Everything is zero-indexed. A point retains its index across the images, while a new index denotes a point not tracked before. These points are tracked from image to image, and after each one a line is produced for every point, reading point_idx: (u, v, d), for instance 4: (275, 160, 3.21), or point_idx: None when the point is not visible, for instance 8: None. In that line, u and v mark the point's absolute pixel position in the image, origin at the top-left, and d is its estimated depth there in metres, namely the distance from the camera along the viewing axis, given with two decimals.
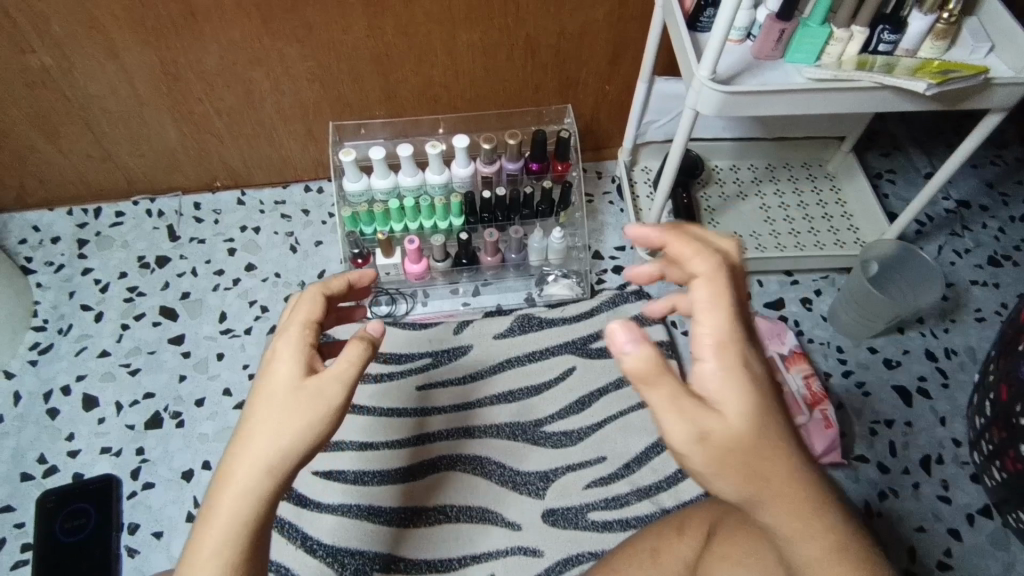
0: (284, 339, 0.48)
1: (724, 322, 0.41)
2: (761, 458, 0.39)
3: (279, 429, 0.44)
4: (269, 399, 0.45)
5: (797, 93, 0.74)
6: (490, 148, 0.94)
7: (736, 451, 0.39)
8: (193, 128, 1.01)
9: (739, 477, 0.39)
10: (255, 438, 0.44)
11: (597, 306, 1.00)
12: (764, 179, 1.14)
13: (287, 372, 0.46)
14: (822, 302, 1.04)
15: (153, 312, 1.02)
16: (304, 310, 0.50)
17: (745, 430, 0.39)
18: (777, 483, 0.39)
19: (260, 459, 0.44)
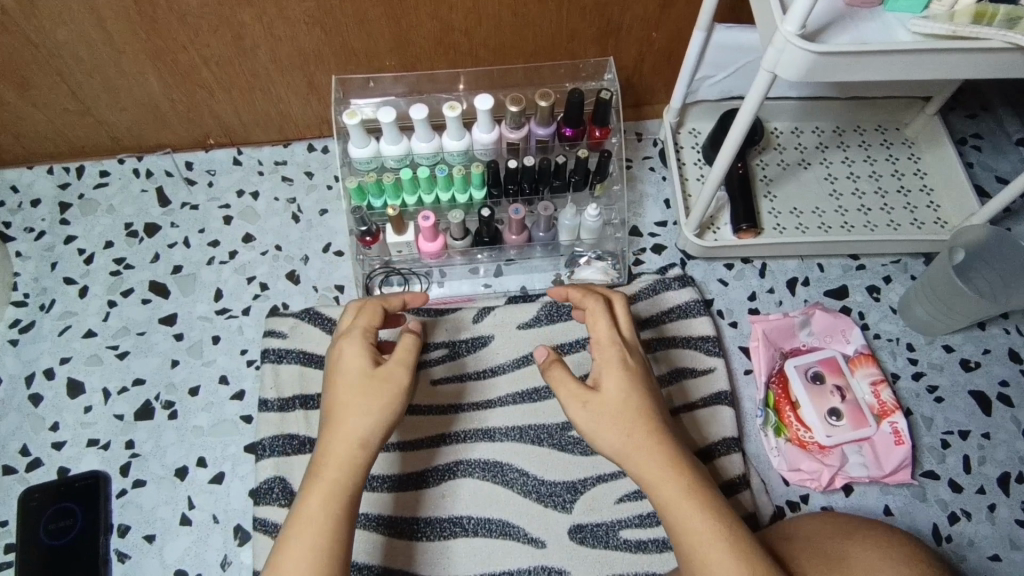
0: (350, 337, 0.66)
1: (609, 334, 0.63)
2: (627, 421, 0.60)
3: (362, 400, 0.63)
4: (347, 380, 0.64)
5: (903, 53, 0.59)
6: (517, 112, 0.80)
7: (607, 415, 0.60)
8: (179, 79, 0.87)
9: (610, 433, 0.60)
10: (345, 406, 0.62)
11: (635, 296, 0.88)
12: (830, 146, 0.99)
13: (356, 361, 0.65)
14: (891, 292, 0.91)
15: (143, 287, 0.92)
16: (362, 316, 0.68)
17: (615, 399, 0.60)
18: (640, 440, 0.59)
19: (351, 422, 0.62)
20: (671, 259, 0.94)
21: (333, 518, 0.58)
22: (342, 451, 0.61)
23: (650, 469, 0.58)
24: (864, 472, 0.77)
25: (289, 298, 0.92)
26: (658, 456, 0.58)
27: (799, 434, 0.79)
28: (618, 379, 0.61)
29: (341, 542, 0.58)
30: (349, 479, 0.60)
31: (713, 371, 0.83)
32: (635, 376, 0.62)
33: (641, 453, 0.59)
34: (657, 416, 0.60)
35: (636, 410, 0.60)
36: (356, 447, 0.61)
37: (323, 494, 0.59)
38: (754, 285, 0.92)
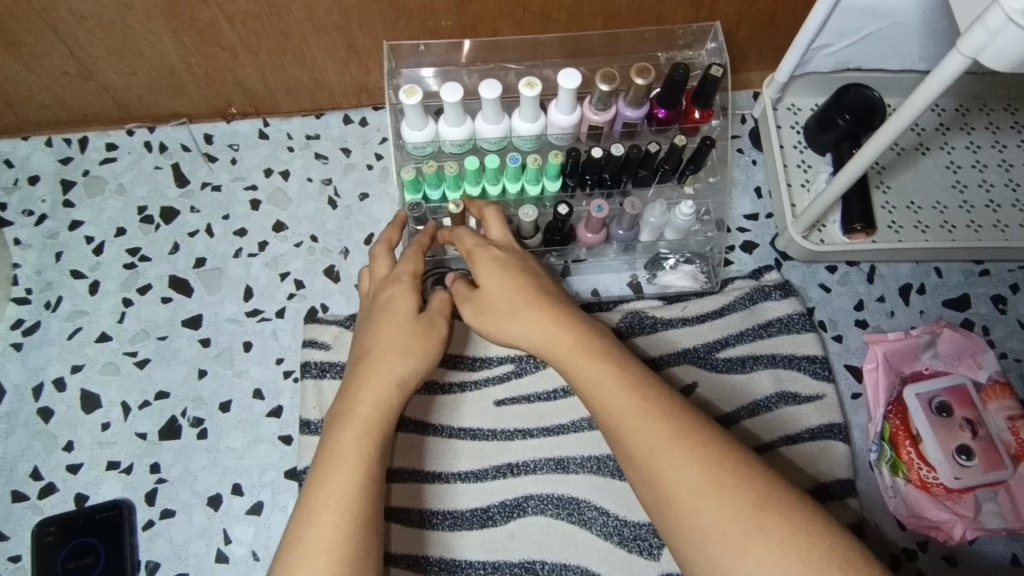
0: (397, 286, 0.59)
1: (465, 236, 0.61)
2: (503, 298, 0.56)
3: (407, 349, 0.56)
4: (389, 330, 0.56)
5: None
6: (608, 91, 0.67)
7: (489, 304, 0.56)
8: (198, 39, 0.73)
9: (498, 321, 0.56)
10: (387, 359, 0.55)
11: (728, 305, 0.77)
12: (953, 128, 0.85)
13: (403, 312, 0.57)
14: (1020, 303, 0.79)
15: (161, 283, 0.80)
16: (407, 264, 0.60)
17: (489, 282, 0.57)
18: (531, 324, 0.55)
19: (388, 372, 0.55)
20: (765, 260, 0.81)
21: (368, 463, 0.51)
22: (379, 394, 0.54)
23: (555, 355, 0.54)
24: (999, 523, 0.67)
25: (328, 298, 0.80)
26: (541, 327, 0.54)
27: (921, 475, 0.69)
28: (487, 267, 0.58)
29: (373, 500, 0.50)
30: (384, 427, 0.53)
31: (822, 398, 0.72)
32: (506, 264, 0.58)
33: (533, 334, 0.55)
34: (537, 288, 0.56)
35: (512, 291, 0.56)
36: (388, 397, 0.54)
37: (353, 446, 0.52)
38: (862, 292, 0.79)
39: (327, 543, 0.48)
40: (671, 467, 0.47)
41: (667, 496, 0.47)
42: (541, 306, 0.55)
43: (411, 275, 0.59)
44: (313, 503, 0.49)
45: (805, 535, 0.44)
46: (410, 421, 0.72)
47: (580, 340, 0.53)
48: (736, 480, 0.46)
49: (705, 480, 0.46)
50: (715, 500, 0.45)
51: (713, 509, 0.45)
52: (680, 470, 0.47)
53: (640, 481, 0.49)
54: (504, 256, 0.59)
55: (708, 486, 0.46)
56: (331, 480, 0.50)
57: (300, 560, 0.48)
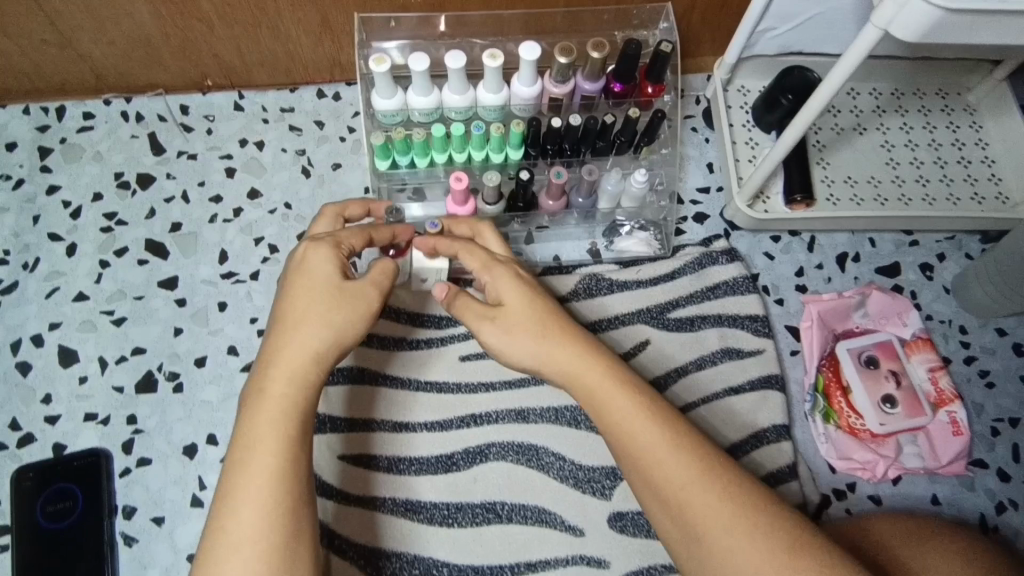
0: (318, 248, 0.59)
1: (478, 250, 0.62)
2: (533, 326, 0.59)
3: (326, 322, 0.56)
4: (308, 296, 0.57)
5: None
6: (565, 64, 0.72)
7: (518, 328, 0.59)
8: (176, 9, 0.76)
9: (528, 345, 0.58)
10: (304, 326, 0.56)
11: (678, 269, 0.82)
12: (888, 110, 0.91)
13: (323, 276, 0.58)
14: (945, 270, 0.86)
15: (138, 246, 0.83)
16: (348, 232, 0.61)
17: (516, 307, 0.59)
18: (564, 353, 0.57)
19: (306, 340, 0.55)
20: (714, 229, 0.87)
21: (292, 438, 0.52)
22: (295, 368, 0.55)
23: (582, 382, 0.57)
24: (918, 463, 0.75)
25: None
26: (572, 355, 0.57)
27: (850, 421, 0.76)
28: (513, 290, 0.60)
29: (298, 475, 0.52)
30: (304, 404, 0.54)
31: (762, 353, 0.78)
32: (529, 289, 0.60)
33: (563, 361, 0.58)
34: (564, 319, 0.60)
35: (544, 320, 0.59)
36: (305, 372, 0.55)
37: (271, 422, 0.53)
38: (803, 259, 0.86)
39: (252, 521, 0.49)
40: (702, 498, 0.51)
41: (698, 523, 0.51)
42: (572, 337, 0.58)
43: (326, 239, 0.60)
44: (236, 480, 0.51)
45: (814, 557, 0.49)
46: (378, 374, 0.76)
47: (609, 371, 0.57)
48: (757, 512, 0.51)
49: (730, 512, 0.51)
50: (742, 531, 0.50)
51: (740, 539, 0.50)
52: (709, 501, 0.51)
53: (665, 505, 0.53)
54: (521, 278, 0.61)
55: (738, 520, 0.51)
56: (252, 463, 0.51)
57: (229, 533, 0.49)
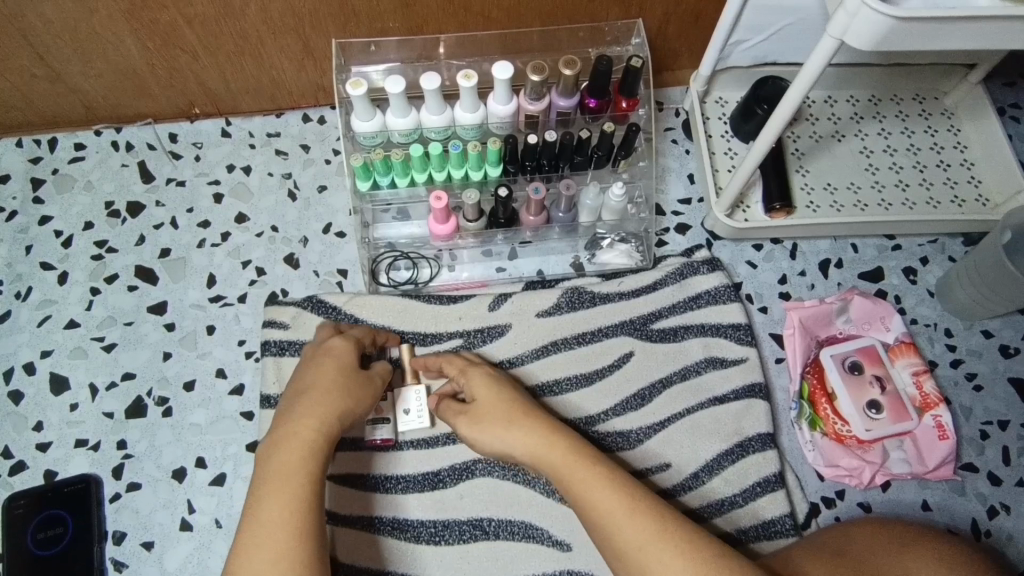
0: (336, 338, 0.67)
1: (457, 359, 0.69)
2: (499, 410, 0.62)
3: (345, 390, 0.62)
4: (327, 372, 0.63)
5: (1004, 21, 0.50)
6: (539, 82, 0.73)
7: (484, 417, 0.62)
8: (161, 41, 0.78)
9: (492, 431, 0.61)
10: (323, 393, 0.61)
11: (661, 280, 0.82)
12: (866, 117, 0.92)
13: (341, 357, 0.65)
14: (929, 273, 0.86)
15: (128, 273, 0.85)
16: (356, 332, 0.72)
17: (485, 399, 0.63)
18: (525, 431, 0.59)
19: (327, 400, 0.61)
20: (696, 240, 0.87)
21: (313, 478, 0.56)
22: (316, 418, 0.59)
23: (533, 453, 0.58)
24: (906, 468, 0.74)
25: (288, 284, 0.85)
26: (532, 431, 0.59)
27: (836, 428, 0.76)
28: (487, 384, 0.65)
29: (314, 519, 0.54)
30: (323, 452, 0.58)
31: (746, 361, 0.79)
32: (504, 383, 0.66)
33: (525, 442, 0.59)
34: (529, 403, 0.63)
35: (507, 405, 0.62)
36: (326, 424, 0.59)
37: (296, 463, 0.56)
38: (785, 267, 0.86)
39: (269, 559, 0.51)
40: (660, 560, 0.51)
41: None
42: (534, 417, 0.61)
43: (333, 326, 0.72)
44: (261, 515, 0.53)
45: None
46: None
47: (561, 440, 0.58)
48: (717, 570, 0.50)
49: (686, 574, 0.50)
50: None
51: None
52: (663, 565, 0.51)
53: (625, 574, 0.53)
54: (496, 374, 0.67)
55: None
56: (265, 519, 0.53)
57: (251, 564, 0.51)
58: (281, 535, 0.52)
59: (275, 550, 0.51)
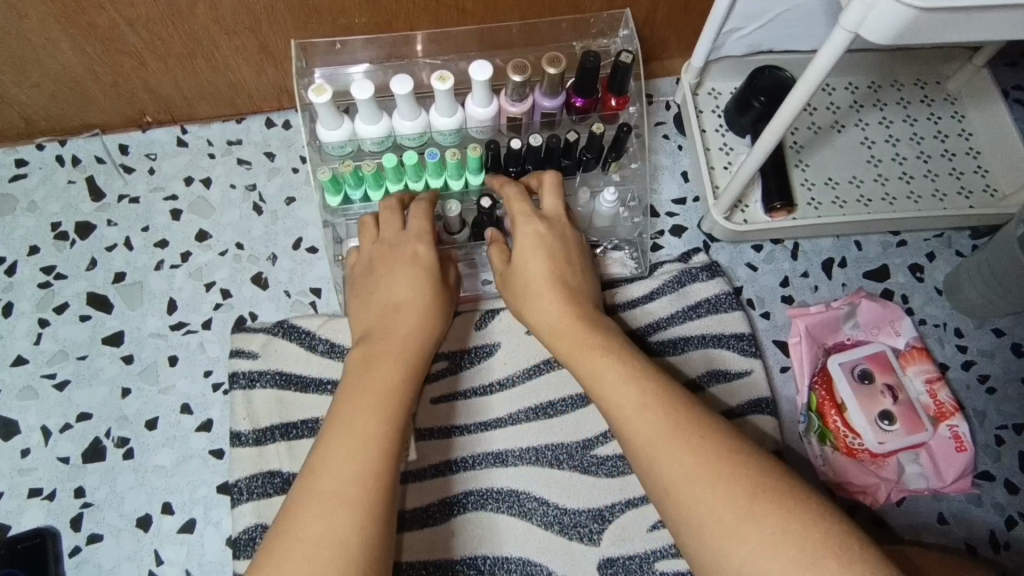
0: (418, 243, 0.66)
1: (519, 202, 0.64)
2: (530, 287, 0.62)
3: (434, 305, 0.64)
4: (416, 289, 0.64)
5: None
6: (520, 81, 0.67)
7: (520, 285, 0.63)
8: (101, 46, 0.70)
9: (528, 307, 0.62)
10: (415, 311, 0.62)
11: (657, 289, 0.78)
12: (866, 105, 0.87)
13: (426, 263, 0.65)
14: (936, 270, 0.82)
15: (79, 301, 0.78)
16: (415, 222, 0.66)
17: (527, 266, 0.63)
18: (548, 310, 0.61)
19: (420, 317, 0.62)
20: (693, 243, 0.82)
21: (400, 392, 0.57)
22: (405, 338, 0.61)
23: (565, 347, 0.60)
24: (922, 483, 0.71)
25: (256, 306, 0.78)
26: (562, 313, 0.61)
27: (847, 441, 0.71)
28: (542, 265, 0.62)
29: (402, 425, 0.56)
30: (414, 368, 0.60)
31: (751, 374, 0.75)
32: (561, 261, 0.63)
33: (555, 323, 0.61)
34: (569, 280, 0.63)
35: (545, 277, 0.62)
36: (421, 345, 0.61)
37: (386, 375, 0.58)
38: (787, 268, 0.81)
39: (353, 454, 0.52)
40: (670, 450, 0.50)
41: (667, 484, 0.49)
42: (565, 299, 0.61)
43: (398, 203, 0.68)
44: (346, 413, 0.55)
45: (797, 519, 0.45)
46: None
47: (588, 338, 0.59)
48: (730, 468, 0.48)
49: (695, 465, 0.49)
50: (711, 488, 0.47)
51: (708, 497, 0.47)
52: (674, 460, 0.49)
53: (642, 469, 0.51)
54: (549, 238, 0.63)
55: (707, 476, 0.48)
56: (359, 421, 0.54)
57: (330, 455, 0.52)
58: (369, 434, 0.54)
59: (358, 444, 0.53)
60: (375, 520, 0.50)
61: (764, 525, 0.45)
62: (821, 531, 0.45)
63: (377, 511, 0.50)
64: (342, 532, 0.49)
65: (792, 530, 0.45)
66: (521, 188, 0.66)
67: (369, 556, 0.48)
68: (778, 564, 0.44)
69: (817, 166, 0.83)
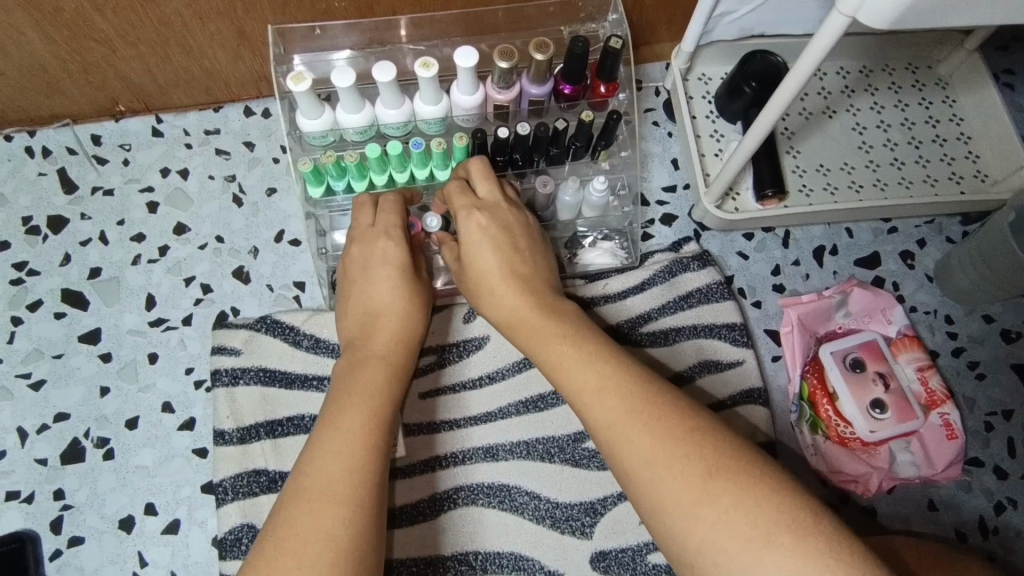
0: (383, 242, 0.62)
1: (462, 196, 0.63)
2: (485, 279, 0.60)
3: (416, 303, 0.62)
4: (392, 290, 0.61)
5: None
6: (507, 68, 0.65)
7: (473, 276, 0.61)
8: (69, 32, 0.67)
9: (484, 295, 0.60)
10: (396, 311, 0.61)
11: (648, 279, 0.77)
12: (857, 89, 0.86)
13: (397, 263, 0.62)
14: (927, 256, 0.81)
15: (53, 298, 0.75)
16: (383, 217, 0.63)
17: (477, 260, 0.60)
18: (503, 295, 0.59)
19: (401, 318, 0.61)
20: (683, 231, 0.81)
21: (384, 394, 0.56)
22: (387, 340, 0.60)
23: (523, 332, 0.58)
24: (914, 471, 0.71)
25: (238, 301, 0.76)
26: (518, 296, 0.58)
27: (839, 430, 0.71)
28: (489, 256, 0.60)
29: (388, 428, 0.55)
30: (400, 371, 0.59)
31: (742, 364, 0.74)
32: (509, 252, 0.60)
33: (510, 309, 0.59)
34: (526, 262, 0.61)
35: (502, 262, 0.60)
36: (404, 346, 0.60)
37: (371, 377, 0.57)
38: (778, 256, 0.80)
39: (345, 455, 0.52)
40: (630, 434, 0.48)
41: (628, 468, 0.48)
42: (523, 281, 0.59)
43: (371, 200, 0.65)
44: (333, 418, 0.54)
45: (758, 496, 0.44)
46: None
47: (545, 326, 0.57)
48: (689, 448, 0.47)
49: (654, 446, 0.47)
50: (668, 470, 0.46)
51: (668, 479, 0.46)
52: (633, 443, 0.48)
53: (605, 452, 0.50)
54: (494, 225, 0.61)
55: (665, 457, 0.47)
56: (347, 422, 0.53)
57: (319, 459, 0.52)
58: (360, 435, 0.53)
59: (348, 444, 0.52)
60: (365, 515, 0.49)
61: (721, 505, 0.44)
62: (783, 505, 0.44)
63: (366, 508, 0.50)
64: (332, 529, 0.48)
65: (750, 509, 0.44)
66: (458, 181, 0.65)
67: (359, 550, 0.48)
68: (736, 544, 0.43)
69: (809, 153, 0.82)
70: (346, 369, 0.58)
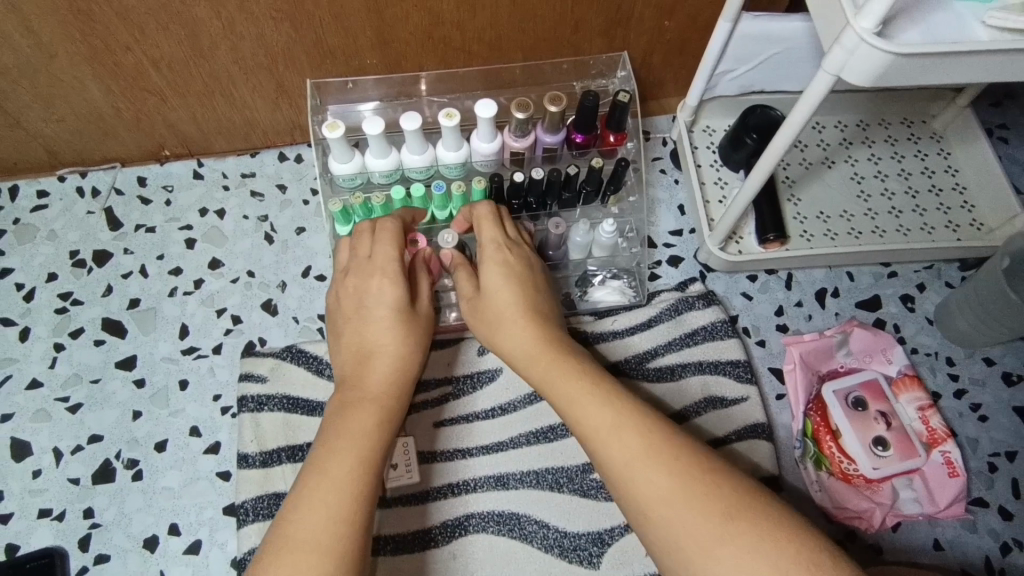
0: (377, 281, 0.65)
1: (490, 225, 0.68)
2: (501, 312, 0.64)
3: (408, 345, 0.64)
4: (384, 334, 0.63)
5: (1002, 55, 0.48)
6: (523, 118, 0.70)
7: (490, 312, 0.65)
8: (127, 82, 0.74)
9: (500, 331, 0.64)
10: (386, 354, 0.63)
11: (655, 317, 0.80)
12: (855, 142, 0.90)
13: (390, 305, 0.64)
14: (927, 300, 0.84)
15: (94, 326, 0.80)
16: (381, 249, 0.66)
17: (498, 295, 0.65)
18: (519, 333, 0.63)
19: (389, 360, 0.63)
20: (689, 272, 0.85)
21: (373, 437, 0.58)
22: (378, 384, 0.62)
23: (538, 370, 0.61)
24: (917, 509, 0.72)
25: (266, 332, 0.81)
26: (535, 337, 0.62)
27: (842, 467, 0.73)
28: (510, 293, 0.65)
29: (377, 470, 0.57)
30: (390, 414, 0.60)
31: (747, 401, 0.76)
32: (531, 290, 0.65)
33: (526, 349, 0.62)
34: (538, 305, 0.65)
35: (519, 304, 0.64)
36: (395, 389, 0.62)
37: (361, 422, 0.59)
38: (781, 297, 0.83)
39: (330, 501, 0.53)
40: (644, 476, 0.51)
41: (643, 503, 0.51)
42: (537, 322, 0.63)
43: (368, 225, 0.69)
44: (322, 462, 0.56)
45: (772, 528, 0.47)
46: None
47: (563, 364, 0.60)
48: (705, 484, 0.50)
49: (671, 481, 0.50)
50: (684, 505, 0.49)
51: (684, 514, 0.49)
52: (650, 479, 0.51)
53: (618, 489, 0.53)
54: (514, 264, 0.66)
55: (682, 492, 0.49)
56: (334, 467, 0.55)
57: (305, 505, 0.53)
58: (347, 479, 0.55)
59: (335, 489, 0.54)
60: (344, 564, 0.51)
61: (737, 536, 0.47)
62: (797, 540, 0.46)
63: (347, 555, 0.51)
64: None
65: (765, 541, 0.46)
66: (491, 206, 0.70)
67: None
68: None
69: (809, 201, 0.86)
70: (339, 412, 0.60)
